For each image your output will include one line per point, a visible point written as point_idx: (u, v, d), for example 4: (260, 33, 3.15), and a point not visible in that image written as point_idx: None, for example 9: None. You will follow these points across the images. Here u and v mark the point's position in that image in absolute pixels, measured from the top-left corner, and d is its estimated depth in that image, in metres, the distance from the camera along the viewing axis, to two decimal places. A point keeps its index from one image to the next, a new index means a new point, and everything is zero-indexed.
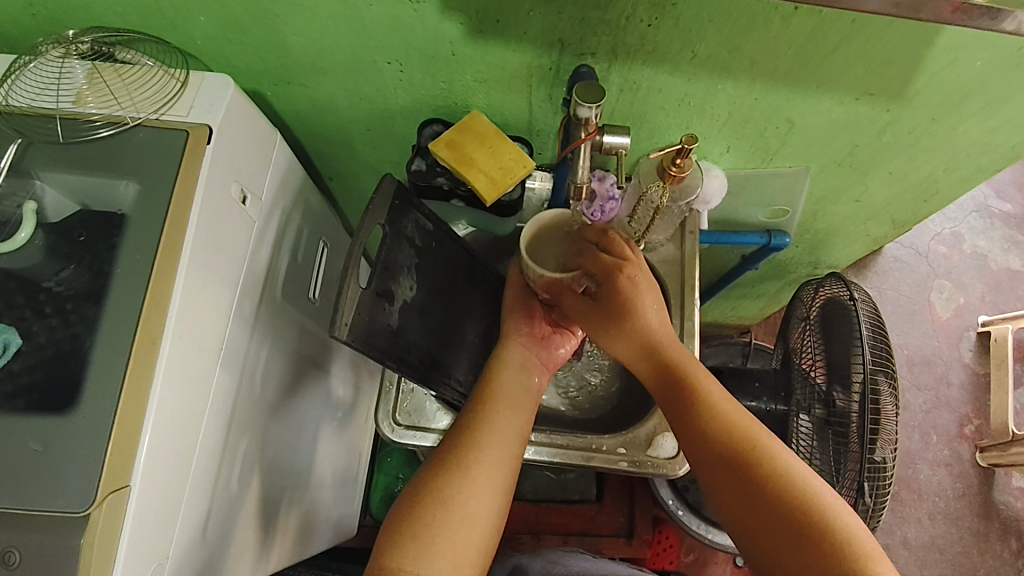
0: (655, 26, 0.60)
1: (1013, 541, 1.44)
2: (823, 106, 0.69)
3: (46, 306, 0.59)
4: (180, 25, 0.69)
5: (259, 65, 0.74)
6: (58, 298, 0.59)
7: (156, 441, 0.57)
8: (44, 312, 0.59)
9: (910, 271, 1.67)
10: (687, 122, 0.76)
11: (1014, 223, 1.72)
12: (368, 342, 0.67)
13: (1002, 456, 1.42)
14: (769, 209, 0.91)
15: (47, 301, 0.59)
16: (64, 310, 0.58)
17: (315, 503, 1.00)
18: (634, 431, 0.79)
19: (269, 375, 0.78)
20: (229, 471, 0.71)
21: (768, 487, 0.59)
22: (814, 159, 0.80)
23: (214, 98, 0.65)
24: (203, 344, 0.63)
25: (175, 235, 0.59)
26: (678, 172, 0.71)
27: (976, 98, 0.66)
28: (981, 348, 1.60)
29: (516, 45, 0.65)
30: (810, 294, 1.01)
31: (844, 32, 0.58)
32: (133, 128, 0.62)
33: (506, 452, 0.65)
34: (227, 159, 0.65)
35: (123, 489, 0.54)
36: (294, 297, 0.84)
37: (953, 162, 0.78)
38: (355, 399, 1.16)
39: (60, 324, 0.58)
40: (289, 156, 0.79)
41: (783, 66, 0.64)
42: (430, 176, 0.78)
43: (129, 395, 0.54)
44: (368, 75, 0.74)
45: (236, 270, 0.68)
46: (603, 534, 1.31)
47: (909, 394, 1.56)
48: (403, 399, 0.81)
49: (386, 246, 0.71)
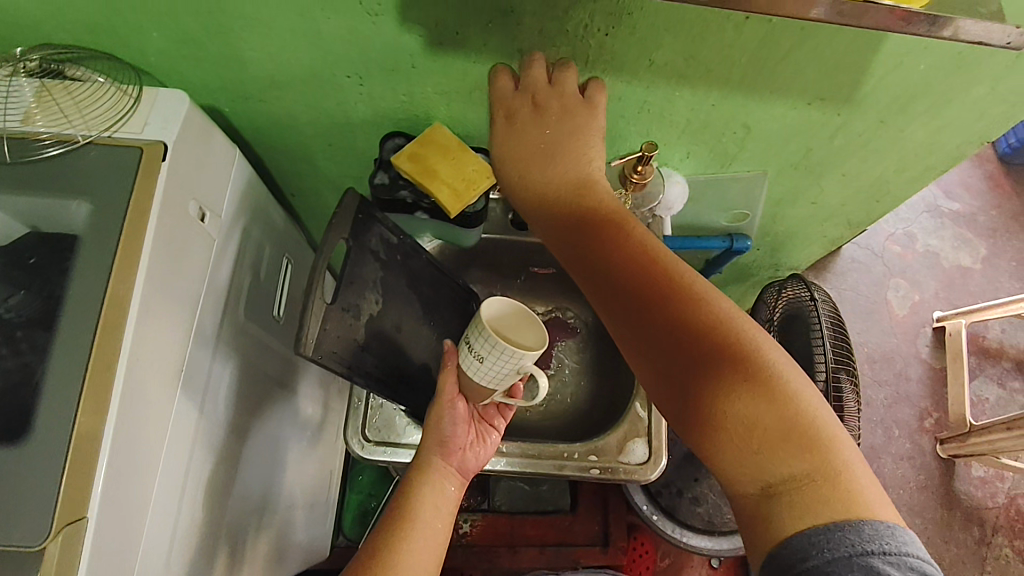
0: (612, 36, 0.62)
1: (976, 529, 1.48)
2: (777, 111, 0.71)
3: None
4: (133, 41, 0.67)
5: (217, 81, 0.73)
6: (7, 324, 0.55)
7: (114, 470, 0.55)
8: None
9: (867, 270, 1.72)
10: (647, 130, 0.77)
11: (962, 221, 1.79)
12: (334, 358, 0.66)
13: (962, 447, 1.47)
14: (730, 213, 0.94)
15: None
16: (13, 337, 0.55)
17: (285, 527, 0.98)
18: (606, 438, 0.79)
19: (232, 396, 0.76)
20: (193, 497, 0.69)
21: (768, 410, 0.53)
22: (770, 164, 0.82)
23: (170, 113, 0.63)
24: (162, 366, 0.61)
25: (130, 254, 0.57)
26: (639, 179, 0.73)
27: (919, 100, 0.69)
28: (937, 342, 1.65)
29: (476, 56, 0.66)
30: (773, 296, 1.04)
31: (792, 39, 0.60)
32: (84, 148, 0.61)
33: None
34: (184, 177, 0.64)
35: (81, 520, 0.52)
36: (257, 316, 0.82)
37: (901, 162, 0.81)
38: (323, 418, 1.14)
39: (9, 352, 0.54)
40: (249, 172, 0.78)
41: (736, 73, 0.66)
42: (393, 189, 0.78)
43: (85, 421, 0.53)
44: (328, 88, 0.73)
45: (195, 289, 0.66)
46: (578, 544, 1.31)
47: (871, 390, 1.60)
48: (372, 415, 0.79)
49: (350, 261, 0.70)
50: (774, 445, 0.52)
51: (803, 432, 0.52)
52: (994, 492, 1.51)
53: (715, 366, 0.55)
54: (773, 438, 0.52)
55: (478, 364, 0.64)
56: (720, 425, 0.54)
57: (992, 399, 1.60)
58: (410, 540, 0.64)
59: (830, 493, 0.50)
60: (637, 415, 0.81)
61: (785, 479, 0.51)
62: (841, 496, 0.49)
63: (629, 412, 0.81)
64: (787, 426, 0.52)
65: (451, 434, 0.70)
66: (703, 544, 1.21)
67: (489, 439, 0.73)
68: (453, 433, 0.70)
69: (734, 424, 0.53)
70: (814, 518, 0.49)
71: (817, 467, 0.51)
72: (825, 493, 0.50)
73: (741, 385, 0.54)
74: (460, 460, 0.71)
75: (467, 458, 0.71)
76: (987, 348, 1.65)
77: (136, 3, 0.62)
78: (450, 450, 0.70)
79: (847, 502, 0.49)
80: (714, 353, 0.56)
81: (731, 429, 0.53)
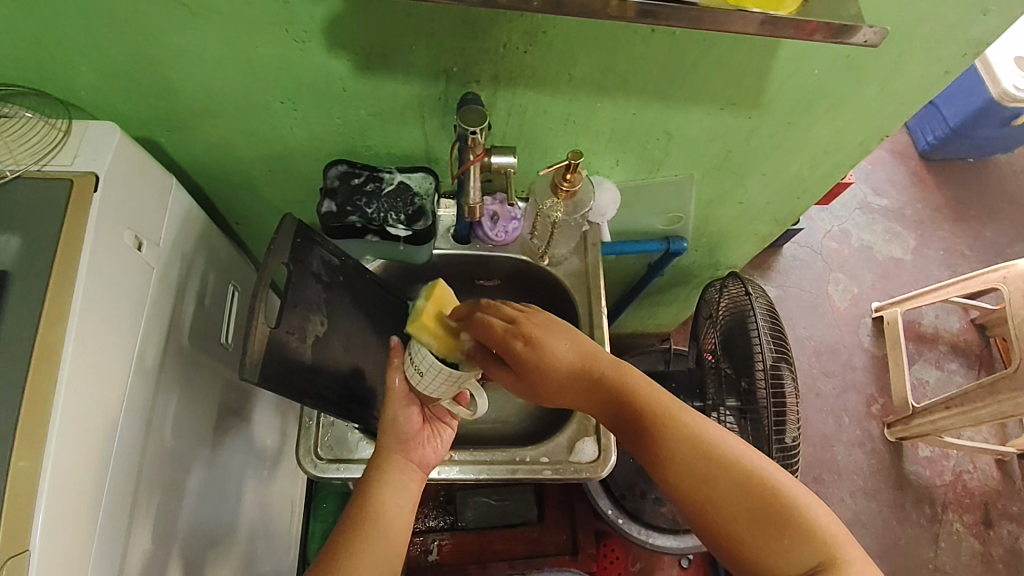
0: (531, 52, 0.65)
1: (927, 507, 1.54)
2: (694, 117, 0.76)
3: None
4: (61, 76, 0.68)
5: (149, 112, 0.74)
6: None
7: (56, 502, 0.54)
8: None
9: (808, 268, 1.80)
10: (575, 140, 0.81)
11: (892, 216, 1.89)
12: (280, 379, 0.67)
13: (907, 429, 1.54)
14: (664, 216, 0.98)
15: None
16: None
17: (246, 559, 0.97)
18: (555, 440, 0.81)
19: (181, 426, 0.76)
20: (143, 530, 0.68)
21: (704, 475, 0.56)
22: (695, 167, 0.87)
23: (99, 145, 0.64)
24: (103, 396, 0.61)
25: (63, 284, 0.57)
26: (569, 187, 0.75)
27: (820, 101, 0.74)
28: (877, 332, 1.73)
29: (404, 77, 0.68)
30: (714, 294, 1.09)
31: (696, 49, 0.65)
32: (12, 181, 0.61)
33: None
34: (118, 207, 0.64)
35: (22, 553, 0.51)
36: (203, 343, 0.82)
37: (814, 160, 0.87)
38: (281, 447, 1.14)
39: None
40: (188, 201, 0.79)
41: (651, 82, 0.70)
42: (341, 216, 0.78)
43: (19, 454, 0.53)
44: (263, 116, 0.75)
45: (136, 319, 0.66)
46: (548, 554, 1.31)
47: (819, 381, 1.67)
48: (324, 433, 0.80)
49: (292, 284, 0.71)
50: (741, 507, 0.54)
51: (776, 509, 0.54)
52: (941, 471, 1.58)
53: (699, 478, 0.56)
54: (738, 498, 0.55)
55: (417, 371, 0.68)
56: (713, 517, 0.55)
57: (932, 381, 1.68)
58: (369, 541, 0.63)
59: (807, 546, 0.52)
60: (585, 416, 0.83)
61: (757, 534, 0.53)
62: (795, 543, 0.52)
63: (578, 413, 0.83)
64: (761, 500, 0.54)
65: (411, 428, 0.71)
66: (670, 543, 1.22)
67: (444, 434, 0.74)
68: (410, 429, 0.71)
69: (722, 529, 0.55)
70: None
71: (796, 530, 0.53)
72: (795, 542, 0.52)
73: (717, 482, 0.56)
74: (421, 455, 0.72)
75: (426, 453, 0.73)
76: (924, 334, 1.74)
77: (62, 39, 0.63)
78: (405, 448, 0.71)
79: (822, 555, 0.52)
80: (683, 459, 0.57)
81: (722, 528, 0.55)
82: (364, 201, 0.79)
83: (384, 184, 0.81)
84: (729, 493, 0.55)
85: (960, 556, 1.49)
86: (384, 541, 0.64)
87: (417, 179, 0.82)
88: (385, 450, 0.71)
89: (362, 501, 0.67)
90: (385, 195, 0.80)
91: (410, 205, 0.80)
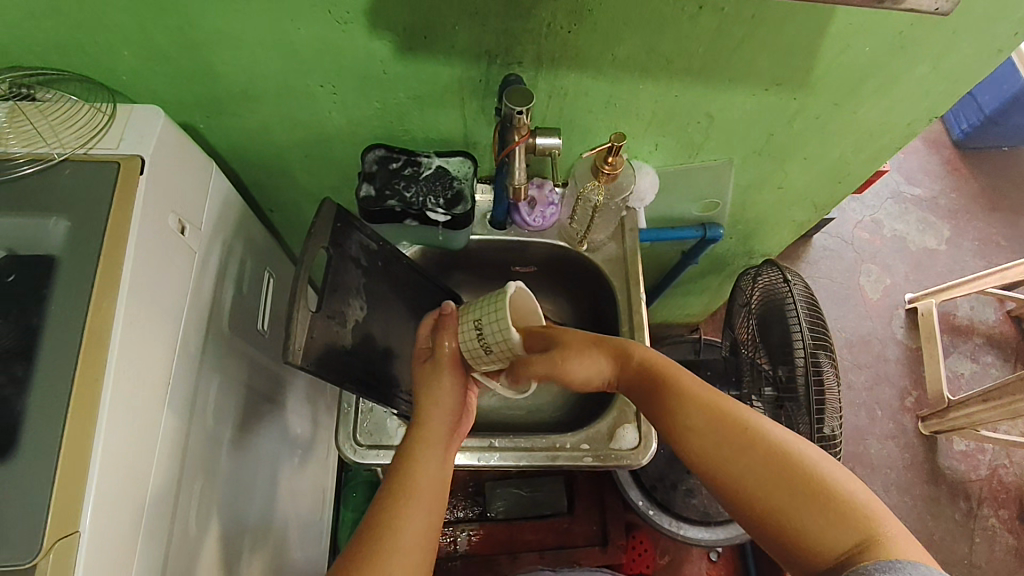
0: (575, 32, 0.64)
1: (962, 502, 1.51)
2: (737, 98, 0.74)
3: None
4: (104, 60, 0.68)
5: (190, 97, 0.74)
6: None
7: (105, 484, 0.55)
8: None
9: (839, 258, 1.77)
10: (615, 124, 0.79)
11: (925, 206, 1.85)
12: (322, 363, 0.67)
13: (942, 422, 1.50)
14: (701, 202, 0.97)
15: None
16: None
17: (281, 545, 0.97)
18: (596, 426, 0.80)
19: (220, 411, 0.76)
20: (186, 513, 0.68)
21: (727, 451, 0.56)
22: (736, 151, 0.85)
23: (144, 128, 0.64)
24: (149, 379, 0.61)
25: (112, 267, 0.58)
26: (611, 170, 0.73)
27: (869, 81, 0.72)
28: (910, 324, 1.70)
29: (446, 59, 0.67)
30: (749, 283, 1.07)
31: (745, 27, 0.63)
32: (59, 164, 0.61)
33: (412, 556, 0.57)
34: (162, 191, 0.64)
35: (73, 534, 0.52)
36: (241, 329, 0.82)
37: (859, 144, 0.84)
38: (314, 435, 1.14)
39: None
40: (227, 186, 0.78)
41: (696, 63, 0.69)
42: (380, 200, 0.77)
43: (70, 435, 0.53)
44: (301, 100, 0.74)
45: (180, 303, 0.67)
46: (577, 546, 1.30)
47: (851, 373, 1.64)
48: (362, 419, 0.80)
49: (333, 268, 0.71)
50: (765, 481, 0.53)
51: (804, 481, 0.52)
52: (977, 466, 1.55)
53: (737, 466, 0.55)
54: (760, 471, 0.53)
55: (477, 333, 0.66)
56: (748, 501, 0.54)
57: (968, 374, 1.64)
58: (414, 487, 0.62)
59: (842, 523, 0.50)
60: (625, 402, 0.82)
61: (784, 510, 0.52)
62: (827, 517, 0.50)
63: (617, 400, 0.82)
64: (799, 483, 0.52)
65: (453, 393, 0.69)
66: (702, 535, 1.20)
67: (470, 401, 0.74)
68: (453, 395, 0.69)
69: (756, 511, 0.53)
70: (846, 566, 0.48)
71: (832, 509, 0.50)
72: (828, 517, 0.50)
73: (753, 464, 0.54)
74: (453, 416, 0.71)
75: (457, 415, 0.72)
76: (959, 326, 1.70)
77: (106, 22, 0.63)
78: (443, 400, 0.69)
79: (860, 532, 0.49)
80: (716, 444, 0.56)
81: (750, 510, 0.53)
82: (402, 184, 0.78)
83: (423, 169, 0.80)
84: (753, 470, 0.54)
85: (996, 552, 1.46)
86: (426, 489, 0.62)
87: (455, 164, 0.81)
88: (425, 415, 0.68)
89: (401, 466, 0.64)
90: (424, 179, 0.79)
91: (448, 189, 0.79)
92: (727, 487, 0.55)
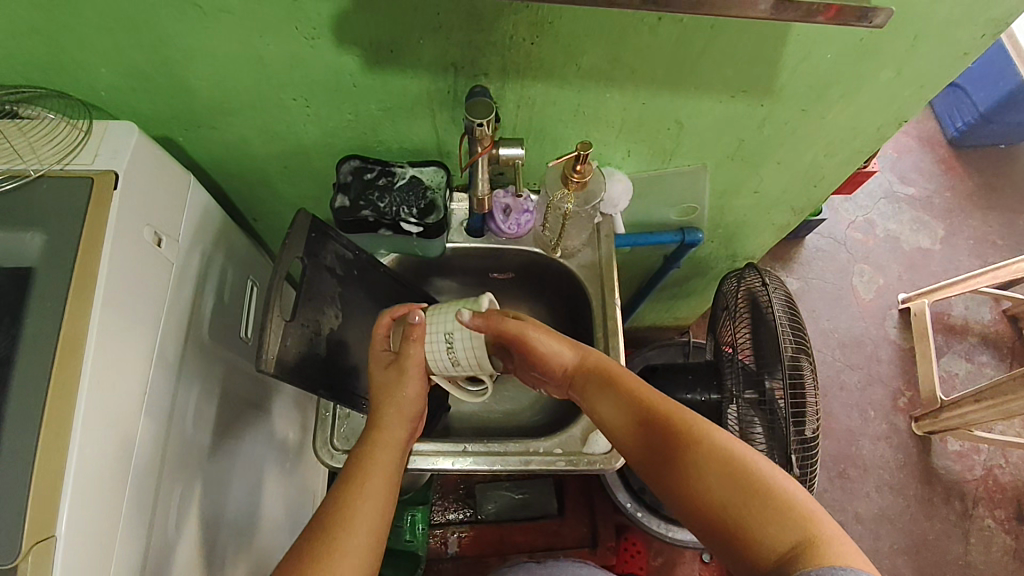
0: (538, 43, 0.65)
1: (957, 503, 1.50)
2: (705, 105, 0.75)
3: None
4: (81, 78, 0.70)
5: (167, 111, 0.76)
6: None
7: (81, 491, 0.56)
8: None
9: (831, 259, 1.77)
10: (586, 131, 0.81)
11: (919, 205, 1.84)
12: (295, 370, 0.68)
13: (936, 423, 1.50)
14: (679, 207, 0.97)
15: None
16: None
17: (268, 549, 0.99)
18: (570, 431, 0.81)
19: (201, 417, 0.78)
20: (166, 517, 0.70)
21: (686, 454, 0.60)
22: (709, 156, 0.86)
23: (119, 144, 0.66)
24: (126, 388, 0.63)
25: (85, 280, 0.59)
26: (579, 178, 0.74)
27: (834, 87, 0.73)
28: (904, 324, 1.69)
29: (413, 71, 0.69)
30: (733, 285, 1.08)
31: (705, 36, 0.64)
32: (35, 181, 0.63)
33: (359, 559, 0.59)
34: (137, 204, 0.66)
35: (49, 539, 0.54)
36: (223, 337, 0.84)
37: (831, 147, 0.85)
38: (302, 439, 1.16)
39: None
40: (206, 198, 0.80)
41: (661, 71, 0.70)
42: (354, 210, 0.79)
43: (46, 444, 0.54)
44: (276, 113, 0.76)
45: (156, 313, 0.68)
46: (567, 547, 1.31)
47: (844, 374, 1.63)
48: (340, 425, 0.81)
49: (307, 277, 0.72)
50: (720, 480, 0.57)
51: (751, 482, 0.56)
52: (971, 466, 1.54)
53: (702, 485, 0.58)
54: (714, 472, 0.58)
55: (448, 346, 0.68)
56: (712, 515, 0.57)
57: (962, 374, 1.64)
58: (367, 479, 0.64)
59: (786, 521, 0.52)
60: None
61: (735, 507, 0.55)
62: (771, 515, 0.53)
63: None
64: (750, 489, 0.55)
65: (412, 401, 0.70)
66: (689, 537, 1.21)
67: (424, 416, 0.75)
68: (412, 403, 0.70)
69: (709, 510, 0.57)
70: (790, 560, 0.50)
71: (774, 511, 0.53)
72: (771, 514, 0.53)
73: (706, 467, 0.58)
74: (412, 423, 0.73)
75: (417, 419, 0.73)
76: (953, 325, 1.70)
77: (80, 41, 0.64)
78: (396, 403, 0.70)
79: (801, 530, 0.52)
80: (685, 459, 0.60)
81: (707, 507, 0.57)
82: (377, 195, 0.79)
83: (396, 178, 0.81)
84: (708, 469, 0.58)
85: (991, 553, 1.46)
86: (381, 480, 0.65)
87: (429, 173, 0.83)
88: (384, 420, 0.70)
89: (354, 471, 0.65)
90: (398, 190, 0.80)
91: (422, 198, 0.80)
92: (689, 494, 0.59)
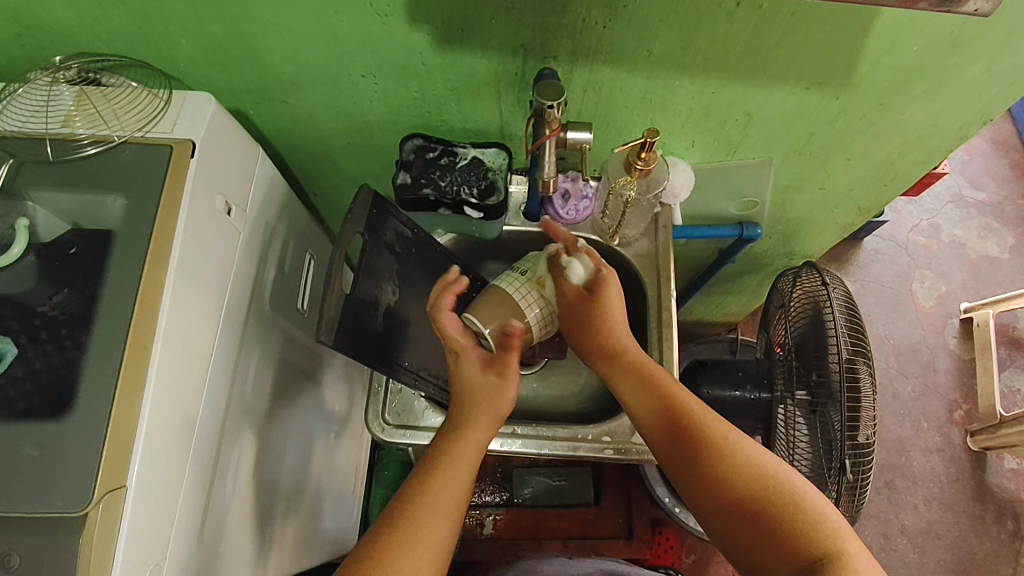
0: (611, 27, 0.64)
1: (1009, 523, 1.45)
2: (777, 96, 0.73)
3: (37, 329, 0.61)
4: (163, 49, 0.72)
5: (240, 84, 0.78)
6: (50, 320, 0.61)
7: (151, 446, 0.59)
8: (36, 336, 0.61)
9: (891, 262, 1.71)
10: (651, 119, 0.79)
11: (989, 211, 1.76)
12: (352, 343, 0.69)
13: (992, 439, 1.44)
14: (739, 201, 0.95)
15: (38, 324, 0.61)
16: (58, 332, 0.60)
17: (312, 516, 1.02)
18: (618, 420, 0.81)
19: (259, 383, 0.80)
20: (223, 476, 0.73)
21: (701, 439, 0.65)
22: (776, 149, 0.84)
23: (196, 113, 0.68)
24: (194, 349, 0.65)
25: (162, 245, 0.62)
26: (643, 166, 0.73)
27: (917, 80, 0.69)
28: (965, 334, 1.62)
29: (483, 52, 0.69)
30: (788, 283, 1.04)
31: (785, 24, 0.62)
32: (118, 147, 0.66)
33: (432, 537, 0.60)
34: (211, 174, 0.68)
35: (120, 489, 0.56)
36: (282, 308, 0.86)
37: (907, 145, 0.81)
38: (348, 410, 1.19)
39: (54, 346, 0.60)
40: (272, 170, 0.82)
41: (735, 60, 0.68)
42: (415, 188, 0.79)
43: (121, 398, 0.57)
44: (344, 89, 0.77)
45: (223, 279, 0.70)
46: (602, 537, 1.31)
47: (897, 383, 1.58)
48: (391, 400, 0.83)
49: (367, 253, 0.73)
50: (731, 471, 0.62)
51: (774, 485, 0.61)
52: None
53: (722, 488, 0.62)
54: (722, 461, 0.63)
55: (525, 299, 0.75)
56: (721, 524, 0.63)
57: None
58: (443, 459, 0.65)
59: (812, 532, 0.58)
60: None
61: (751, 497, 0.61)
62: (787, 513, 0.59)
63: None
64: (779, 501, 0.60)
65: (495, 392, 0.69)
66: None
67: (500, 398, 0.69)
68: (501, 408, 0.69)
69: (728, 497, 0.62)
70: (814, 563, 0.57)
71: (804, 522, 0.59)
72: (792, 512, 0.59)
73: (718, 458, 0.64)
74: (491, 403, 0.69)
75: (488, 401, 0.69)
76: (1018, 339, 1.62)
77: (164, 13, 0.66)
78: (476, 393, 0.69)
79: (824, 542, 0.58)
80: (697, 444, 0.65)
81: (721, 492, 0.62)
82: (438, 174, 0.80)
83: (458, 159, 0.82)
84: (721, 460, 0.63)
85: None
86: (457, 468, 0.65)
87: (491, 155, 0.83)
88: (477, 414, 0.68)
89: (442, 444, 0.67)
90: (459, 169, 0.81)
91: (482, 179, 0.81)
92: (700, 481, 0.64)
